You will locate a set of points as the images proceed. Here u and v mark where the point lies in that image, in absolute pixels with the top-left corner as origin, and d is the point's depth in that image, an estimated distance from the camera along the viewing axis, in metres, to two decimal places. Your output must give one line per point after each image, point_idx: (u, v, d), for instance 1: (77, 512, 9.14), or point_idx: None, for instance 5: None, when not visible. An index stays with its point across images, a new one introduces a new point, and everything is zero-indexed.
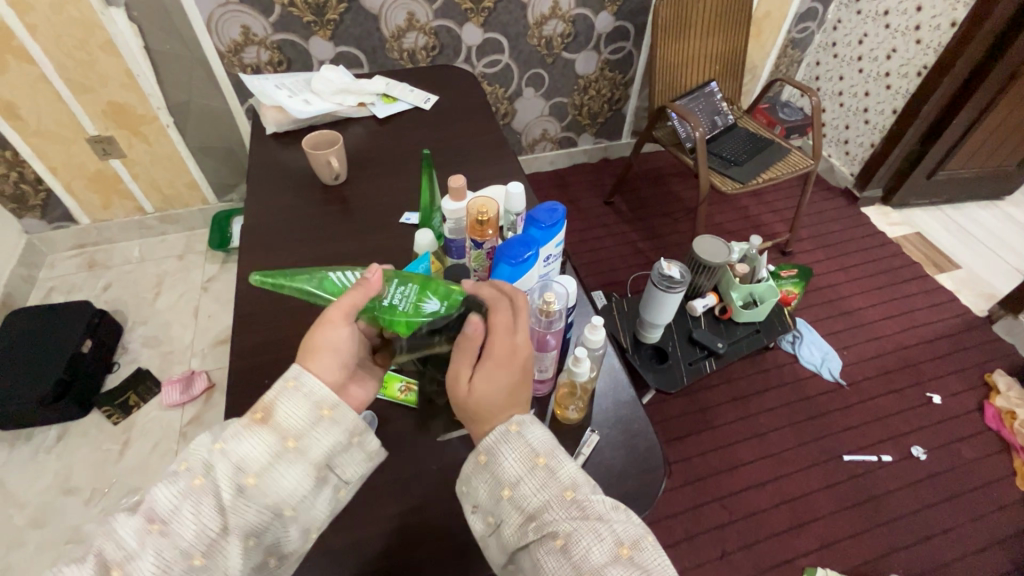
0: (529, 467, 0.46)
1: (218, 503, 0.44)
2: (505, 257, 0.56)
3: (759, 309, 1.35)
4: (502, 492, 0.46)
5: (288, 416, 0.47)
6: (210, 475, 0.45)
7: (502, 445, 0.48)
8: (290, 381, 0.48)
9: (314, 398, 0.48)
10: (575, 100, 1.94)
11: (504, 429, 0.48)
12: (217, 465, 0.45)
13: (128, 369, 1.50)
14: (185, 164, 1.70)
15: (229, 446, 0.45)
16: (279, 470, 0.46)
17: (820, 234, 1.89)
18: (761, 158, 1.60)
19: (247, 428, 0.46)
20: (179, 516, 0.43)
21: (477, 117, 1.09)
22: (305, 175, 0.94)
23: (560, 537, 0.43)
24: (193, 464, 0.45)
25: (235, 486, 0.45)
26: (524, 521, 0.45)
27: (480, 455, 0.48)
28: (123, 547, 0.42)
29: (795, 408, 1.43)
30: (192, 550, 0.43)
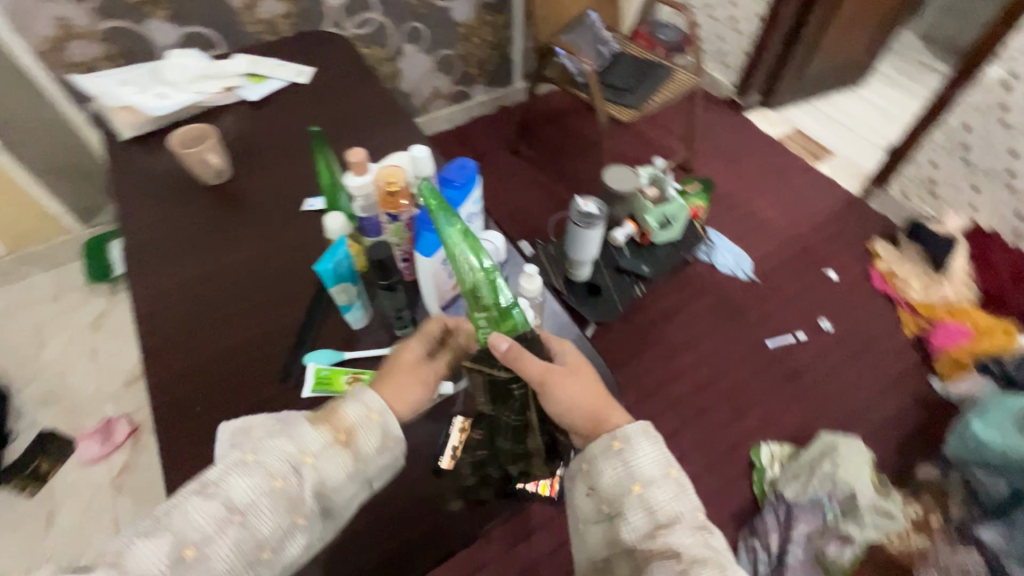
0: (663, 476, 0.53)
1: (283, 511, 0.51)
2: (426, 225, 0.55)
3: (674, 228, 1.42)
4: (632, 488, 0.53)
5: (364, 435, 0.55)
6: (289, 478, 0.51)
7: (639, 445, 0.55)
8: (374, 412, 0.56)
9: (375, 414, 0.56)
10: (459, 50, 1.87)
11: (643, 430, 0.55)
12: (302, 475, 0.52)
13: (30, 435, 1.33)
14: (32, 192, 1.47)
15: (316, 460, 0.52)
16: (346, 485, 0.54)
17: (715, 146, 2.00)
18: (650, 82, 1.64)
19: (332, 446, 0.53)
20: (260, 510, 0.50)
21: (362, 83, 1.01)
22: (182, 178, 0.84)
23: (682, 560, 0.47)
24: (266, 465, 0.51)
25: (308, 493, 0.52)
26: (645, 524, 0.51)
27: (616, 441, 0.55)
28: (197, 530, 0.48)
29: (720, 310, 1.55)
30: (265, 542, 0.50)
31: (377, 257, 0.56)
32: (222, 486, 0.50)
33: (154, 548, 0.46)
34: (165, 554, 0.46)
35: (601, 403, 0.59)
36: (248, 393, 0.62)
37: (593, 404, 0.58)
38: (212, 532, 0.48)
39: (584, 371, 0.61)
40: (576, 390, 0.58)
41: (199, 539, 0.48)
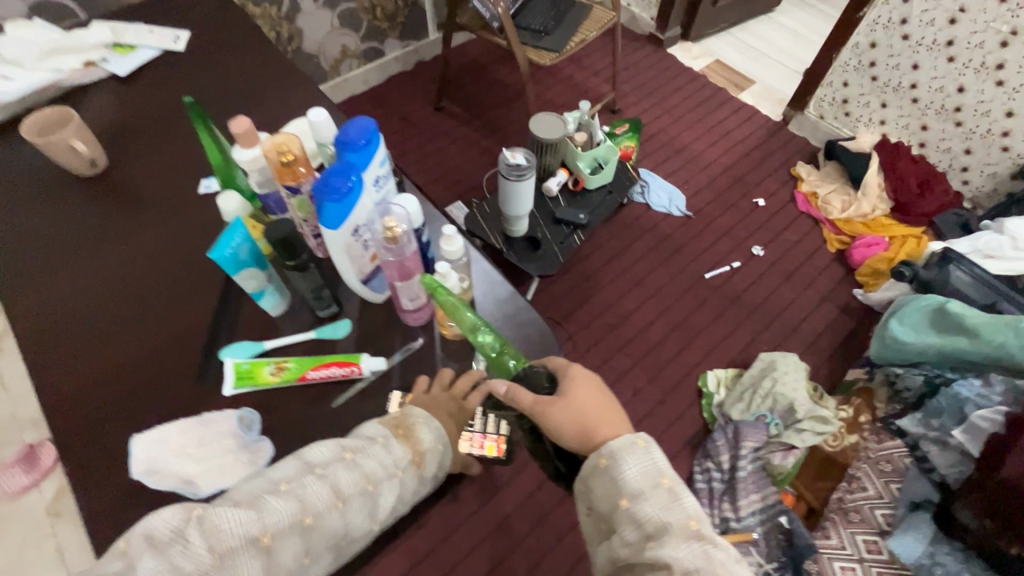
0: (651, 486, 0.50)
1: (368, 514, 0.49)
2: (326, 195, 0.48)
3: (607, 170, 1.41)
4: (621, 502, 0.50)
5: (435, 460, 0.53)
6: (383, 482, 0.50)
7: (626, 458, 0.52)
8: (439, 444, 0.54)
9: (437, 431, 0.54)
10: (364, 2, 1.73)
11: (629, 442, 0.52)
12: (388, 483, 0.50)
13: None
14: None
15: (401, 471, 0.51)
16: (415, 497, 0.53)
17: (640, 84, 1.98)
18: (568, 21, 1.58)
19: (417, 458, 0.52)
20: (352, 509, 0.48)
21: (249, 47, 0.91)
22: (49, 171, 0.74)
23: (677, 574, 0.45)
24: (370, 460, 0.50)
25: (392, 503, 0.51)
26: (639, 540, 0.49)
27: (602, 457, 0.52)
28: (313, 504, 0.47)
29: (658, 249, 1.57)
30: (343, 540, 0.48)
31: (279, 233, 0.51)
32: (339, 467, 0.49)
33: (279, 507, 0.46)
34: (288, 517, 0.45)
35: (596, 422, 0.54)
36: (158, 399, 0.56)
37: (585, 426, 0.54)
38: (323, 510, 0.47)
39: (583, 394, 0.56)
40: (563, 417, 0.54)
41: (317, 511, 0.47)
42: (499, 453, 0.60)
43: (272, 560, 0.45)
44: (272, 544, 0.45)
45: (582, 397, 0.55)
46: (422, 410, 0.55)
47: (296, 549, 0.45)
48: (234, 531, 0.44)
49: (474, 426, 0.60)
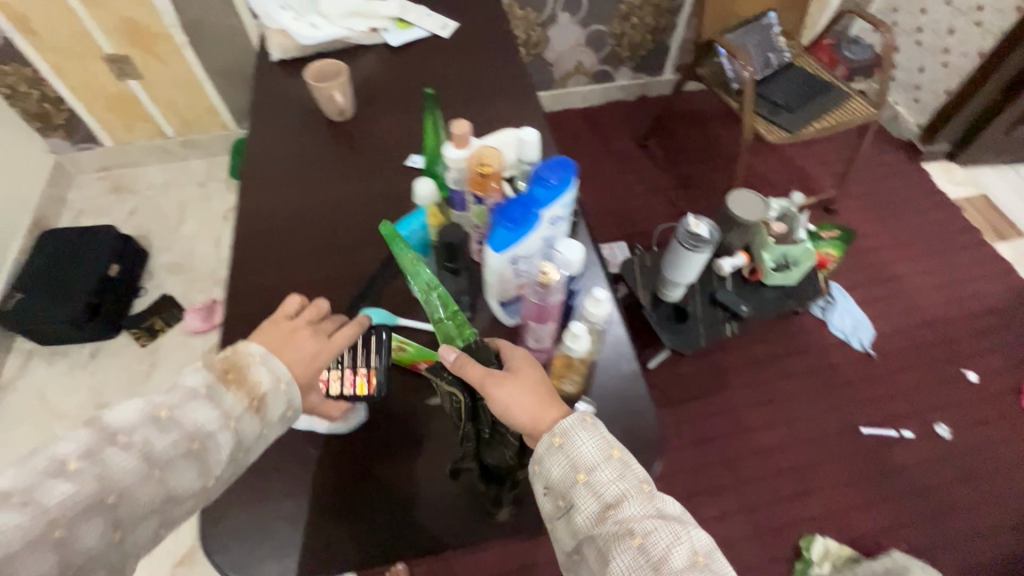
0: (605, 456, 0.50)
1: (199, 468, 0.48)
2: (501, 220, 0.51)
3: (792, 273, 1.27)
4: (576, 477, 0.49)
5: (273, 402, 0.52)
6: (208, 438, 0.49)
7: (579, 432, 0.51)
8: (282, 383, 0.53)
9: (276, 373, 0.53)
10: (614, 29, 1.78)
11: (579, 418, 0.51)
12: (216, 440, 0.49)
13: (154, 296, 1.54)
14: (202, 87, 1.65)
15: (227, 427, 0.49)
16: (247, 450, 0.51)
17: (872, 191, 1.74)
18: (816, 104, 1.44)
19: (242, 414, 0.50)
20: (172, 469, 0.46)
21: (498, 48, 0.99)
22: (311, 107, 0.89)
23: (638, 535, 0.46)
24: (182, 416, 0.48)
25: (221, 459, 0.49)
26: (597, 511, 0.48)
27: (555, 437, 0.51)
28: (119, 476, 0.44)
29: (815, 375, 1.38)
30: (164, 505, 0.46)
31: (450, 239, 0.56)
32: (145, 431, 0.46)
33: (81, 482, 0.43)
34: (91, 490, 0.43)
35: (545, 398, 0.54)
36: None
37: (533, 405, 0.53)
38: (132, 480, 0.45)
39: (528, 370, 0.55)
40: (515, 396, 0.52)
41: (129, 480, 0.44)
42: (370, 390, 0.65)
43: (75, 544, 0.41)
44: (76, 524, 0.41)
45: (529, 374, 0.55)
46: (264, 351, 0.53)
47: (101, 528, 0.42)
48: (18, 523, 0.40)
49: (346, 363, 0.65)
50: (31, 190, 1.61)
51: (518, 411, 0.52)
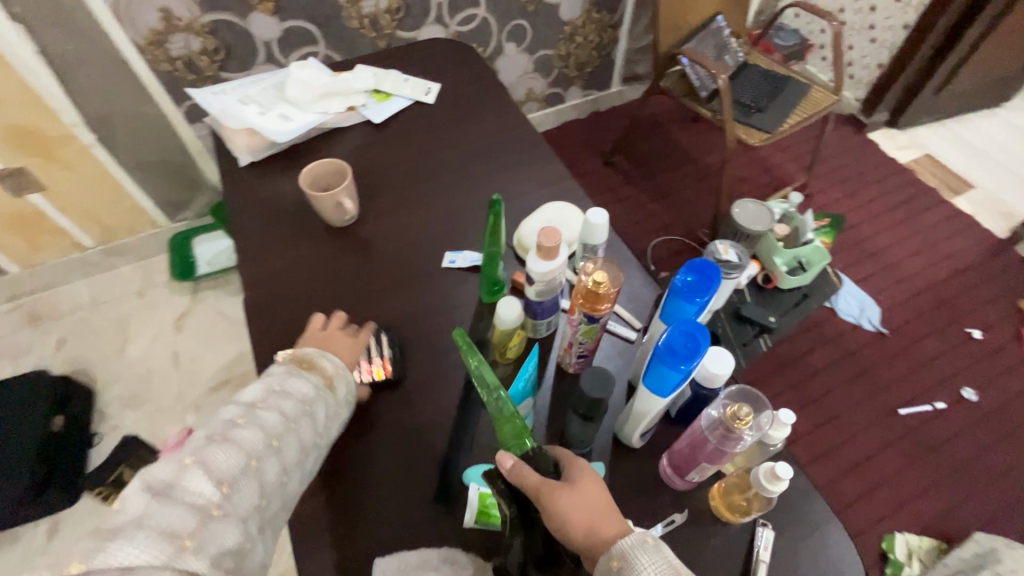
0: None
1: (321, 422, 0.53)
2: (670, 360, 0.42)
3: (808, 274, 1.26)
4: None
5: (340, 384, 0.57)
6: (316, 401, 0.53)
7: (641, 555, 0.41)
8: (338, 369, 0.57)
9: (333, 357, 0.58)
10: (561, 51, 1.72)
11: (641, 535, 0.42)
12: (320, 400, 0.54)
13: (113, 440, 1.30)
14: (122, 186, 1.42)
15: (323, 393, 0.55)
16: (340, 412, 0.56)
17: (835, 170, 1.79)
18: (783, 100, 1.45)
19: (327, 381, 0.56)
20: (302, 422, 0.51)
21: (493, 106, 0.90)
22: (304, 215, 0.74)
23: None
24: (294, 384, 0.53)
25: (332, 416, 0.55)
26: None
27: (613, 560, 0.41)
28: (273, 425, 0.49)
29: (841, 365, 1.38)
30: (307, 450, 0.51)
31: (598, 393, 0.44)
32: (272, 398, 0.51)
33: (249, 435, 0.47)
34: (260, 440, 0.48)
35: (605, 513, 0.44)
36: (400, 502, 0.56)
37: (594, 518, 0.43)
38: (282, 428, 0.50)
39: (590, 479, 0.45)
40: (573, 507, 0.43)
41: (279, 432, 0.49)
42: (386, 372, 0.62)
43: (266, 474, 0.47)
44: (262, 459, 0.47)
45: (592, 481, 0.45)
46: (324, 349, 0.59)
47: (279, 464, 0.48)
48: (220, 468, 0.45)
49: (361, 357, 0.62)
50: None
51: (573, 531, 0.43)
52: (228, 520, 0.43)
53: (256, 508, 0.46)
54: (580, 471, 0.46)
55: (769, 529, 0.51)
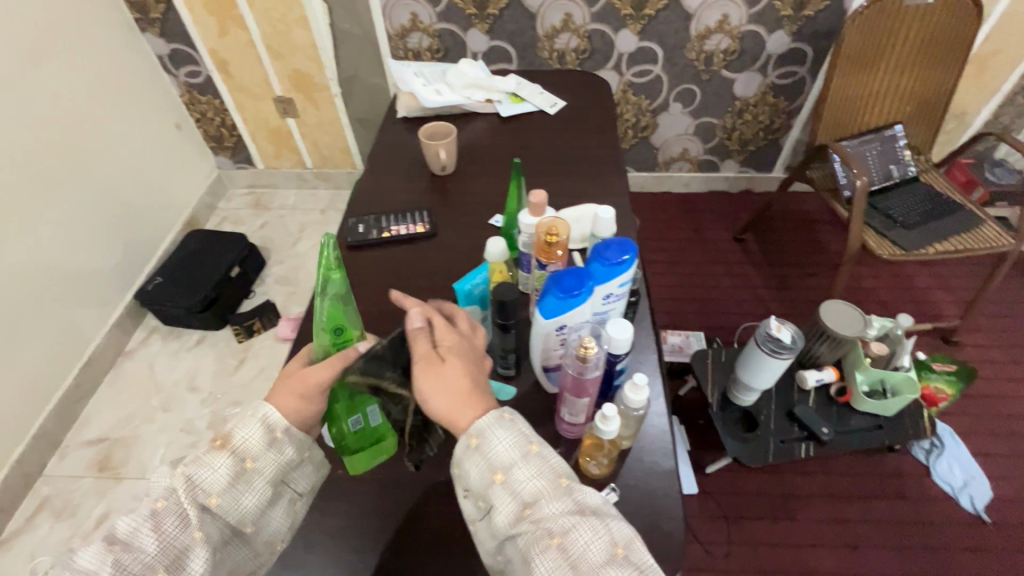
0: (521, 455, 0.50)
1: (243, 522, 0.54)
2: (555, 287, 0.52)
3: (890, 402, 1.14)
4: (496, 480, 0.49)
5: (241, 439, 0.54)
6: (179, 494, 0.51)
7: (495, 432, 0.50)
8: (249, 415, 0.55)
9: (271, 423, 0.55)
10: (726, 122, 1.80)
11: (494, 416, 0.51)
12: (184, 489, 0.51)
13: (260, 299, 1.74)
14: (343, 130, 1.90)
15: (195, 471, 0.52)
16: (239, 487, 0.53)
17: (1006, 330, 1.52)
18: (940, 225, 1.33)
19: (210, 455, 0.53)
20: (149, 533, 0.49)
21: (599, 129, 1.05)
22: (418, 161, 0.99)
23: (555, 534, 0.46)
24: (204, 470, 0.52)
25: (259, 506, 0.55)
26: (515, 511, 0.48)
27: (471, 439, 0.50)
28: (123, 533, 0.49)
29: (906, 529, 1.19)
30: (163, 556, 0.49)
31: (503, 296, 0.56)
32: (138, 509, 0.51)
33: (147, 548, 0.49)
34: (93, 560, 0.47)
35: (464, 402, 0.52)
36: None
37: (450, 405, 0.52)
38: (129, 535, 0.49)
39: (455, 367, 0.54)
40: (434, 389, 0.53)
41: (127, 539, 0.49)
42: (424, 228, 0.86)
43: None
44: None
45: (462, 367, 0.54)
46: (263, 405, 0.56)
47: None
48: None
49: (409, 221, 0.87)
50: (192, 195, 1.93)
51: (436, 411, 0.53)
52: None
53: None
54: (452, 353, 0.55)
55: (613, 492, 0.56)
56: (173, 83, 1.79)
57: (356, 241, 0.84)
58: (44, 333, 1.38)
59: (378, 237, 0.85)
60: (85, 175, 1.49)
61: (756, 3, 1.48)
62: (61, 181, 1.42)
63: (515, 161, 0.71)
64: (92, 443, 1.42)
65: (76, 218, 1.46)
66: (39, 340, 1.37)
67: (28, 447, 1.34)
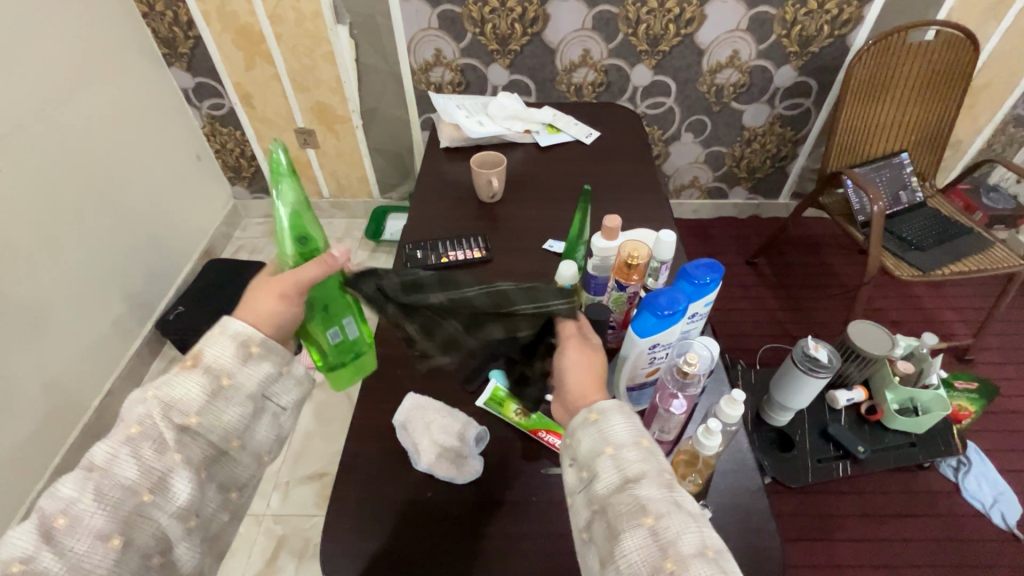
0: (633, 440, 0.44)
1: (228, 438, 0.48)
2: (652, 308, 0.54)
3: (920, 420, 1.17)
4: (604, 450, 0.44)
5: (212, 352, 0.48)
6: (149, 418, 0.45)
7: (617, 412, 0.46)
8: (219, 327, 0.50)
9: (243, 338, 0.49)
10: (734, 151, 1.87)
11: (616, 400, 0.46)
12: (154, 409, 0.46)
13: None
14: (362, 160, 1.94)
15: (161, 390, 0.47)
16: (217, 403, 0.47)
17: (1016, 347, 1.57)
18: (951, 248, 1.39)
19: (181, 371, 0.48)
20: (120, 460, 0.44)
21: (635, 157, 1.09)
22: (464, 189, 1.02)
23: (650, 515, 0.40)
24: (176, 388, 0.46)
25: (244, 421, 0.49)
26: (615, 484, 0.42)
27: (591, 412, 0.46)
28: (99, 459, 0.44)
29: (943, 547, 1.19)
30: (143, 483, 0.44)
31: None
32: (105, 440, 0.45)
33: (126, 472, 0.44)
34: (67, 494, 0.42)
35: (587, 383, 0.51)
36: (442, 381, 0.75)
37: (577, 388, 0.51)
38: (105, 461, 0.44)
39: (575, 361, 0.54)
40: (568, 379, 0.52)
41: (103, 465, 0.44)
42: (480, 253, 0.88)
43: (77, 532, 0.41)
44: (69, 513, 0.42)
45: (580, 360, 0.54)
46: (232, 321, 0.51)
47: (98, 515, 0.42)
48: (16, 545, 0.40)
49: (465, 246, 0.89)
50: (209, 224, 1.93)
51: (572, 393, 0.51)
52: (116, 569, 0.42)
53: None
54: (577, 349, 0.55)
55: (706, 509, 0.57)
56: (196, 115, 1.82)
57: (414, 266, 0.86)
58: (65, 365, 1.36)
59: (435, 262, 0.86)
60: (110, 205, 1.49)
61: (764, 40, 1.56)
62: (88, 211, 1.42)
63: (584, 187, 0.74)
64: None
65: (100, 248, 1.46)
66: (60, 372, 1.34)
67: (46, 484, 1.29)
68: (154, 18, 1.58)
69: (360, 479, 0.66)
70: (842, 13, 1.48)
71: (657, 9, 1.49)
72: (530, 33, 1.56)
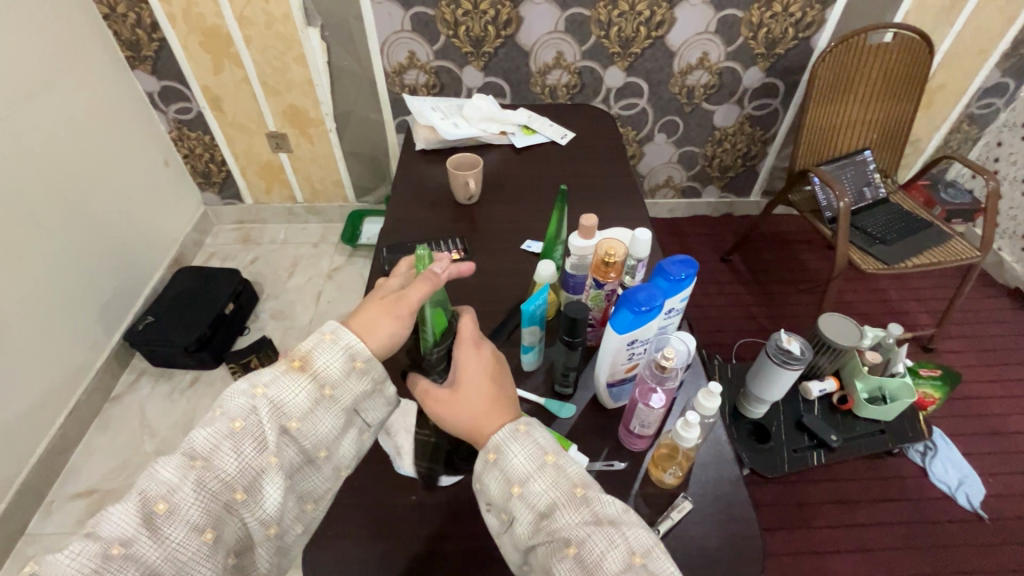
0: (537, 468, 0.48)
1: (317, 448, 0.52)
2: (629, 304, 0.55)
3: (889, 407, 1.21)
4: (512, 491, 0.48)
5: (320, 356, 0.53)
6: (251, 416, 0.49)
7: (511, 446, 0.49)
8: (328, 334, 0.54)
9: (352, 351, 0.54)
10: (706, 151, 1.91)
11: (509, 431, 0.50)
12: (260, 407, 0.49)
13: (255, 335, 1.69)
14: (336, 164, 1.91)
15: (269, 389, 0.50)
16: (316, 412, 0.51)
17: (976, 335, 1.64)
18: (913, 241, 1.44)
19: (288, 373, 0.51)
20: (220, 453, 0.48)
21: (609, 157, 1.11)
22: (441, 191, 1.02)
23: (572, 544, 0.44)
24: (285, 393, 0.50)
25: (335, 432, 0.53)
26: (532, 522, 0.47)
27: (490, 454, 0.50)
28: (202, 447, 0.48)
29: (914, 530, 1.24)
30: (236, 482, 0.48)
31: (576, 316, 0.59)
32: (205, 429, 0.49)
33: (226, 466, 0.47)
34: (171, 480, 0.46)
35: (482, 415, 0.52)
36: None
37: (471, 421, 0.52)
38: (209, 450, 0.48)
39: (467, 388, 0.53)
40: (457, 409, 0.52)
41: (207, 454, 0.48)
42: (459, 254, 0.88)
43: (174, 519, 0.45)
44: (170, 500, 0.45)
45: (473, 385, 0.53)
46: (344, 333, 0.54)
47: (196, 508, 0.45)
48: (118, 528, 0.44)
49: (444, 248, 0.89)
50: (178, 231, 1.88)
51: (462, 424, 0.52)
52: (206, 561, 0.45)
53: (156, 566, 0.44)
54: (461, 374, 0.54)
55: (687, 500, 0.58)
56: (162, 120, 1.77)
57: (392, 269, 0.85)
58: (30, 380, 1.30)
59: None
60: (74, 213, 1.44)
61: (732, 42, 1.59)
62: (50, 220, 1.37)
63: (562, 187, 0.74)
64: (80, 496, 1.32)
65: (64, 257, 1.40)
66: (24, 388, 1.29)
67: (11, 505, 1.24)
68: (116, 20, 1.53)
69: (343, 485, 0.65)
70: (806, 16, 1.53)
71: (628, 12, 1.51)
72: (503, 35, 1.56)
